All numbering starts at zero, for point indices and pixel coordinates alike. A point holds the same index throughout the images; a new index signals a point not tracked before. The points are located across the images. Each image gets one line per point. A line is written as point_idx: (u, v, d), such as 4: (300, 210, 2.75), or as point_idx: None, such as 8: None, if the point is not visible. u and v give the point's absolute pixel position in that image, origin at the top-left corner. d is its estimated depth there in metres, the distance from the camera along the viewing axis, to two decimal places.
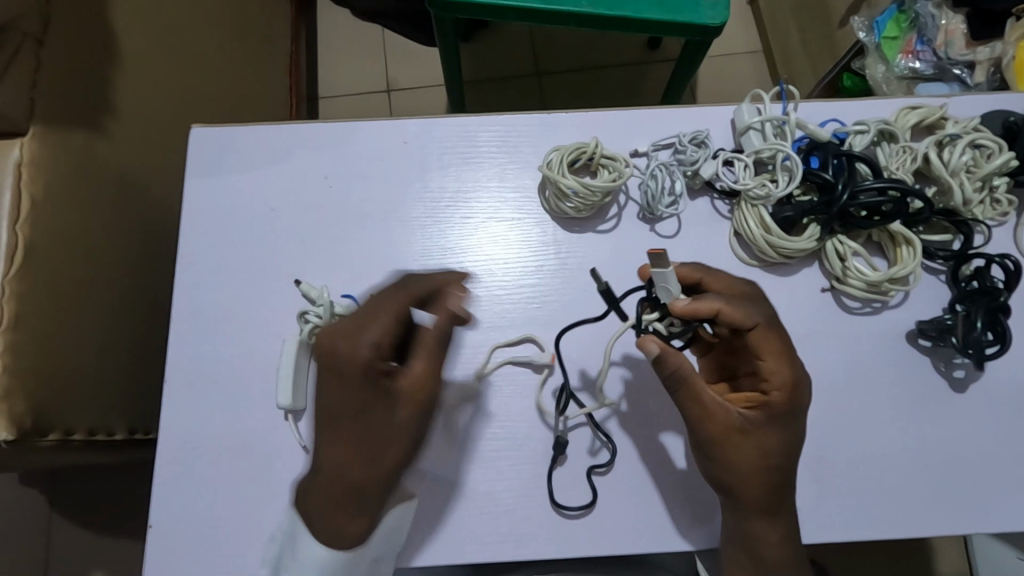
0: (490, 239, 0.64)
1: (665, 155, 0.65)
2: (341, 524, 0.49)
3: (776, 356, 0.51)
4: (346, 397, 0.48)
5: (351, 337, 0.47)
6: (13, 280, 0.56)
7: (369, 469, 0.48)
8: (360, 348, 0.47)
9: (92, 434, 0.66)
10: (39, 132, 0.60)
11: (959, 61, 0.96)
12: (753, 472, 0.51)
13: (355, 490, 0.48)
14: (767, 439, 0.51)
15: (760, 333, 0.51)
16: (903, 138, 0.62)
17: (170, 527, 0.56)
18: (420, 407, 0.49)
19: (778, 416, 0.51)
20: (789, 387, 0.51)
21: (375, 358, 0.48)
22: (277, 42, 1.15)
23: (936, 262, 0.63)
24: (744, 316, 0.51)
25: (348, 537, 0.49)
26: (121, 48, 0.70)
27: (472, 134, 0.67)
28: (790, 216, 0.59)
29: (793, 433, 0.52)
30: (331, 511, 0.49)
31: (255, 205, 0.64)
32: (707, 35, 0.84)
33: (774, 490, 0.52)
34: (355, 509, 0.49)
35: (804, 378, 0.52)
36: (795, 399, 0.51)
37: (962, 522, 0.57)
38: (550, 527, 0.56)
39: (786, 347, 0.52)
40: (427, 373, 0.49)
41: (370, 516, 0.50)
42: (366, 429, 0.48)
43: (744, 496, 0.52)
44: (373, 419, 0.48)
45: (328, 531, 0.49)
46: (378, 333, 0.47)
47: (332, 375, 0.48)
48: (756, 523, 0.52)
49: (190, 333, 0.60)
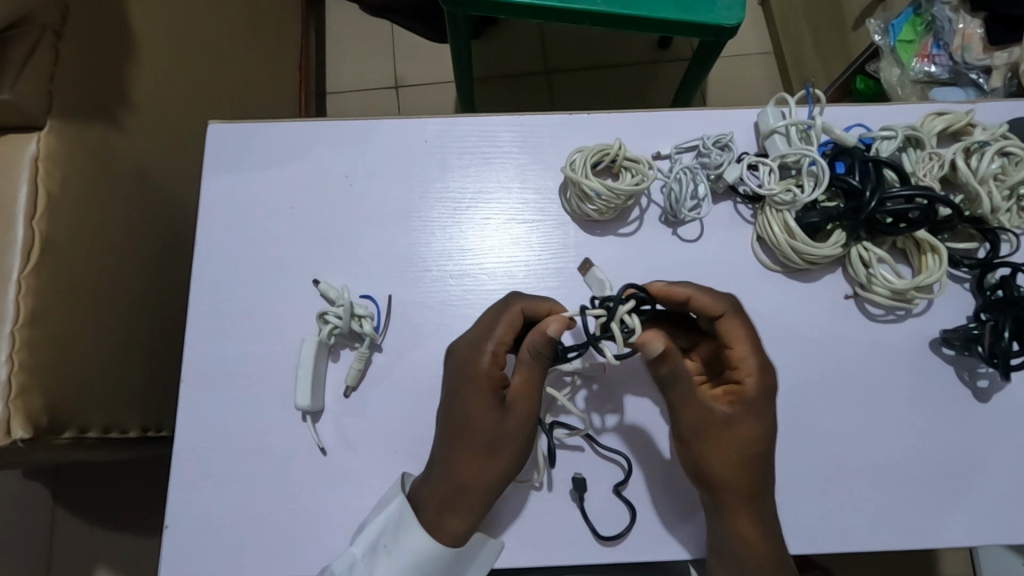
0: (511, 240, 0.63)
1: (688, 158, 0.64)
2: (449, 517, 0.52)
3: (744, 341, 0.54)
4: (467, 401, 0.53)
5: (473, 350, 0.54)
6: (30, 275, 0.56)
7: (469, 465, 0.51)
8: (479, 354, 0.53)
9: (106, 432, 0.65)
10: (56, 126, 0.59)
11: (976, 66, 0.94)
12: (733, 461, 0.52)
13: (456, 487, 0.52)
14: (746, 431, 0.53)
15: (728, 320, 0.54)
16: (930, 145, 0.61)
17: (186, 527, 0.55)
18: (524, 408, 0.52)
19: (750, 402, 0.53)
20: (758, 372, 0.54)
21: (496, 365, 0.54)
22: (287, 37, 1.14)
23: (961, 270, 0.62)
24: (714, 303, 0.54)
25: (456, 531, 0.52)
26: (135, 41, 0.68)
27: (494, 135, 0.66)
28: (816, 222, 0.59)
29: (765, 419, 0.53)
30: (439, 507, 0.52)
31: (273, 203, 0.63)
32: (722, 36, 0.83)
33: (755, 474, 0.52)
34: (461, 505, 0.52)
35: (769, 364, 0.54)
36: (763, 383, 0.54)
37: (986, 533, 0.57)
38: (570, 533, 0.56)
39: (752, 334, 0.54)
40: (527, 373, 0.52)
41: (469, 516, 0.52)
42: (458, 430, 0.53)
43: (725, 486, 0.52)
44: (487, 418, 0.52)
45: (436, 524, 0.52)
46: (491, 340, 0.54)
47: (453, 379, 0.54)
48: (738, 520, 0.52)
49: (207, 332, 0.60)
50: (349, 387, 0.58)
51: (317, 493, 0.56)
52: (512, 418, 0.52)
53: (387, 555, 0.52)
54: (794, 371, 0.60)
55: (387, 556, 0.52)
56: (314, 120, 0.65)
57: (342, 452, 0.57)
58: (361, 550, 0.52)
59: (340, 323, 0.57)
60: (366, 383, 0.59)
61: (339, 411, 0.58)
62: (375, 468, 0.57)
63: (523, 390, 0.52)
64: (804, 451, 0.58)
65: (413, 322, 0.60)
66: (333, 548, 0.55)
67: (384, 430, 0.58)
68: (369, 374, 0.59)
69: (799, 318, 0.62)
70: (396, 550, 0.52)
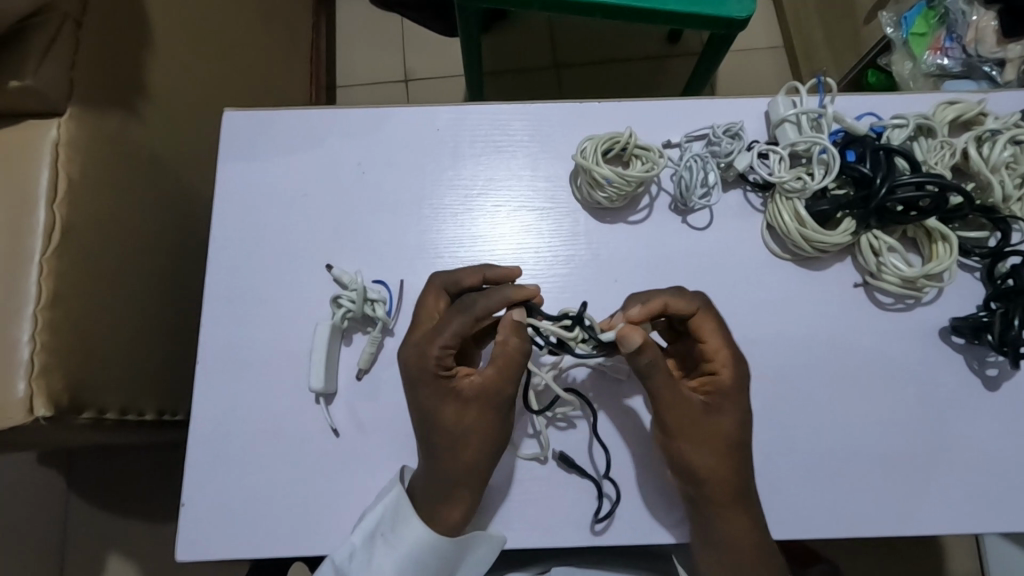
0: (521, 228, 0.64)
1: (698, 146, 0.65)
2: (444, 507, 0.53)
3: (715, 335, 0.54)
4: (427, 402, 0.53)
5: (418, 352, 0.52)
6: (52, 258, 0.57)
7: (450, 460, 0.52)
8: (428, 358, 0.52)
9: (123, 414, 0.66)
10: (76, 113, 0.60)
11: (990, 59, 0.94)
12: (715, 458, 0.52)
13: (446, 482, 0.52)
14: (724, 422, 0.53)
15: (699, 321, 0.54)
16: (942, 134, 0.61)
17: (203, 507, 0.56)
18: (493, 401, 0.52)
19: (729, 397, 0.54)
20: (733, 363, 0.54)
21: (443, 363, 0.52)
22: (299, 30, 1.15)
23: (972, 259, 0.62)
24: (687, 304, 0.54)
25: (453, 520, 0.53)
26: (152, 30, 0.70)
27: (505, 123, 0.67)
28: (826, 210, 0.59)
29: (743, 417, 0.54)
30: (433, 504, 0.53)
31: (288, 189, 0.64)
32: (733, 29, 0.83)
33: (738, 468, 0.53)
34: (456, 498, 0.53)
35: (743, 359, 0.55)
36: (739, 373, 0.54)
37: (993, 522, 0.57)
38: (577, 519, 0.57)
39: (721, 325, 0.55)
40: (500, 372, 0.52)
41: (460, 503, 0.53)
42: (431, 428, 0.53)
43: (713, 480, 0.52)
44: (458, 417, 0.52)
45: (433, 516, 0.53)
46: (439, 343, 0.52)
47: (413, 385, 0.53)
48: (725, 517, 0.53)
49: (222, 315, 0.61)
50: (361, 369, 0.59)
51: (330, 476, 0.57)
52: (476, 407, 0.52)
53: (385, 543, 0.53)
54: (804, 359, 0.60)
55: (385, 543, 0.53)
56: (327, 109, 0.66)
57: (354, 436, 0.58)
58: (360, 538, 0.53)
59: (353, 307, 0.58)
60: (378, 368, 0.60)
61: (353, 395, 0.59)
62: (388, 451, 0.58)
63: (496, 384, 0.52)
64: (813, 439, 0.59)
65: None
66: (345, 528, 0.57)
67: (397, 414, 0.59)
68: (382, 358, 0.60)
69: (809, 307, 0.62)
70: (396, 540, 0.53)
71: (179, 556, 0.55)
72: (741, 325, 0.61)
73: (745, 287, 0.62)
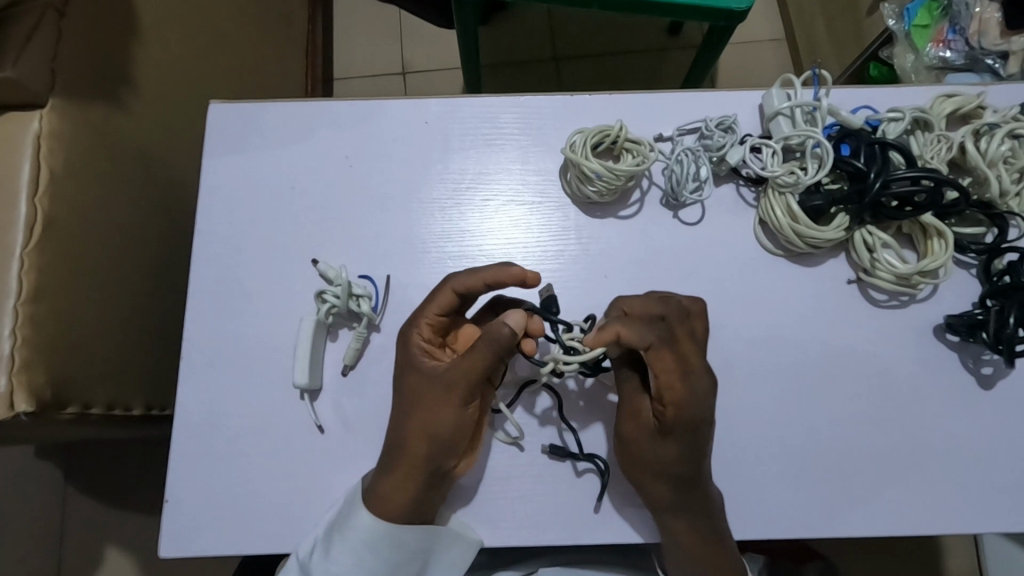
0: (510, 222, 0.63)
1: (690, 140, 0.64)
2: (382, 489, 0.53)
3: (671, 373, 0.51)
4: (401, 371, 0.55)
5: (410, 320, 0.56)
6: (33, 253, 0.56)
7: (402, 432, 0.53)
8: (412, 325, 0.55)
9: (109, 409, 0.65)
10: (59, 104, 0.59)
11: (993, 51, 0.92)
12: (660, 486, 0.53)
13: (394, 457, 0.53)
14: (668, 454, 0.52)
15: (654, 355, 0.51)
16: (938, 128, 0.60)
17: (187, 503, 0.56)
18: (451, 386, 0.52)
19: (676, 430, 0.51)
20: (682, 403, 0.51)
21: (425, 335, 0.55)
22: (293, 21, 1.14)
23: (968, 255, 0.61)
24: (638, 338, 0.50)
25: (386, 499, 0.53)
26: (139, 21, 0.69)
27: (495, 116, 0.66)
28: (820, 205, 0.58)
29: (694, 449, 0.52)
30: (377, 477, 0.54)
31: (275, 183, 0.63)
32: (730, 21, 0.81)
33: (680, 490, 0.52)
34: (396, 477, 0.53)
35: (704, 396, 0.51)
36: (685, 413, 0.51)
37: (986, 522, 0.56)
38: (564, 517, 0.56)
39: (682, 364, 0.51)
40: (465, 356, 0.52)
41: (395, 483, 0.53)
42: (399, 400, 0.55)
43: (657, 498, 0.53)
44: (421, 391, 0.53)
45: (372, 498, 0.53)
46: (427, 314, 0.55)
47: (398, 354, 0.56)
48: (682, 527, 0.53)
49: (207, 310, 0.60)
50: (346, 365, 0.58)
51: (314, 473, 0.57)
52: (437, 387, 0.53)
53: (340, 537, 0.53)
54: (796, 357, 0.60)
55: (340, 537, 0.54)
56: (315, 101, 0.65)
57: (339, 433, 0.58)
58: (320, 535, 0.54)
59: (338, 303, 0.57)
60: (364, 363, 0.59)
61: (338, 391, 0.58)
62: (373, 447, 0.57)
63: (458, 368, 0.52)
64: (803, 438, 0.58)
65: (413, 303, 0.61)
66: None
67: (382, 410, 0.58)
68: (367, 354, 0.59)
69: (801, 303, 0.61)
70: (348, 531, 0.53)
71: (163, 552, 0.55)
72: (733, 321, 0.60)
73: (736, 283, 0.61)
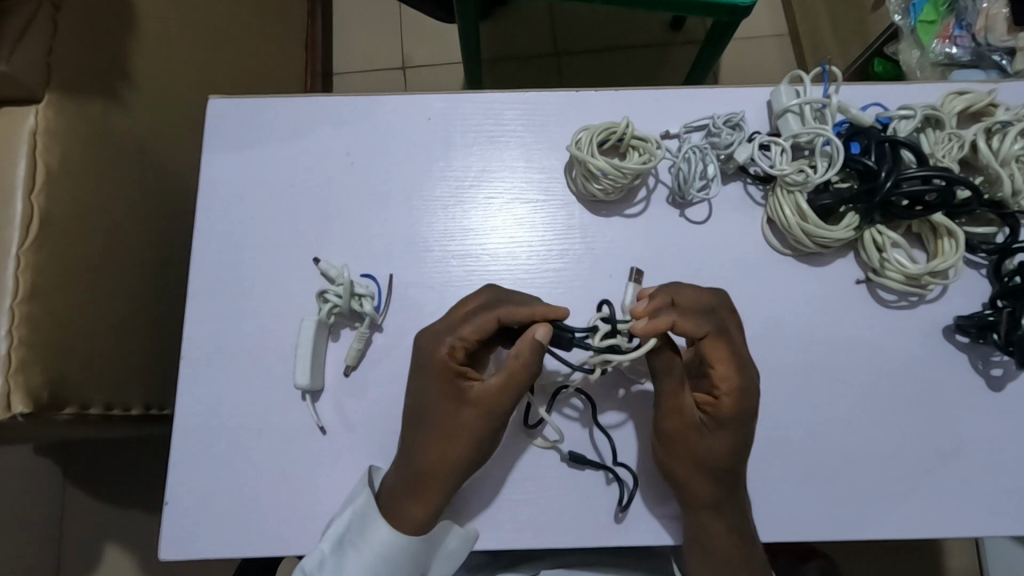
0: (514, 221, 0.62)
1: (698, 137, 0.63)
2: (409, 505, 0.53)
3: (725, 362, 0.52)
4: (427, 392, 0.53)
5: (433, 341, 0.53)
6: (30, 251, 0.55)
7: (431, 454, 0.52)
8: (440, 347, 0.53)
9: (107, 409, 0.64)
10: (55, 99, 0.58)
11: (1000, 47, 0.90)
12: (702, 482, 0.52)
13: (423, 476, 0.52)
14: (718, 444, 0.52)
15: (710, 343, 0.52)
16: (949, 125, 0.59)
17: (187, 504, 0.55)
18: (487, 411, 0.52)
19: (728, 421, 0.52)
20: (739, 393, 0.52)
21: (452, 358, 0.53)
22: (292, 15, 1.12)
23: (978, 255, 0.60)
24: (696, 328, 0.51)
25: (415, 517, 0.53)
26: (135, 13, 0.67)
27: (498, 112, 0.65)
28: (829, 204, 0.57)
29: (742, 442, 0.52)
30: (401, 494, 0.53)
31: (275, 180, 0.62)
32: (736, 16, 0.80)
33: (728, 485, 0.52)
34: (423, 496, 0.52)
35: (754, 386, 0.52)
36: (744, 406, 0.52)
37: (995, 525, 0.56)
38: (569, 520, 0.55)
39: (734, 355, 0.52)
40: (501, 382, 0.52)
41: (426, 502, 0.52)
42: (422, 419, 0.53)
43: (695, 496, 0.53)
44: (451, 414, 0.52)
45: (396, 514, 0.53)
46: (462, 335, 0.53)
47: (421, 370, 0.54)
48: (716, 527, 0.53)
49: (206, 309, 0.59)
50: (348, 366, 0.58)
51: (315, 475, 0.56)
52: (471, 410, 0.52)
53: (354, 550, 0.53)
54: (803, 358, 0.59)
55: (355, 550, 0.53)
56: (315, 97, 0.64)
57: (341, 434, 0.57)
58: (329, 547, 0.52)
59: (340, 303, 0.56)
60: (366, 363, 0.58)
61: (339, 392, 0.58)
62: (376, 448, 0.57)
63: (494, 393, 0.52)
64: (809, 440, 0.57)
65: (415, 302, 0.60)
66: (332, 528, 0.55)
67: (385, 411, 0.57)
68: (370, 354, 0.58)
69: (809, 303, 0.60)
70: (364, 544, 0.53)
71: (163, 555, 0.54)
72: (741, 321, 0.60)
73: (742, 283, 0.61)
